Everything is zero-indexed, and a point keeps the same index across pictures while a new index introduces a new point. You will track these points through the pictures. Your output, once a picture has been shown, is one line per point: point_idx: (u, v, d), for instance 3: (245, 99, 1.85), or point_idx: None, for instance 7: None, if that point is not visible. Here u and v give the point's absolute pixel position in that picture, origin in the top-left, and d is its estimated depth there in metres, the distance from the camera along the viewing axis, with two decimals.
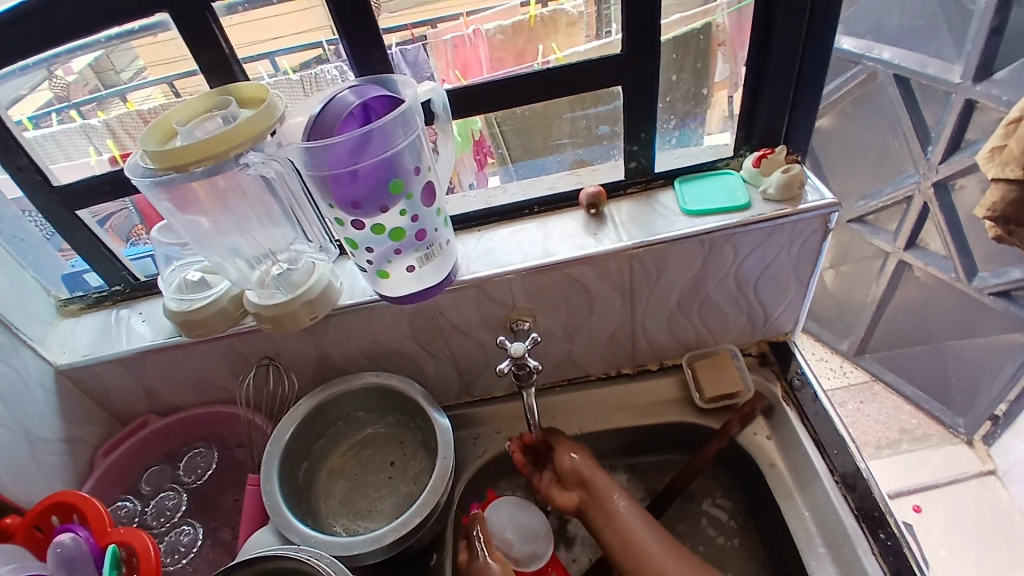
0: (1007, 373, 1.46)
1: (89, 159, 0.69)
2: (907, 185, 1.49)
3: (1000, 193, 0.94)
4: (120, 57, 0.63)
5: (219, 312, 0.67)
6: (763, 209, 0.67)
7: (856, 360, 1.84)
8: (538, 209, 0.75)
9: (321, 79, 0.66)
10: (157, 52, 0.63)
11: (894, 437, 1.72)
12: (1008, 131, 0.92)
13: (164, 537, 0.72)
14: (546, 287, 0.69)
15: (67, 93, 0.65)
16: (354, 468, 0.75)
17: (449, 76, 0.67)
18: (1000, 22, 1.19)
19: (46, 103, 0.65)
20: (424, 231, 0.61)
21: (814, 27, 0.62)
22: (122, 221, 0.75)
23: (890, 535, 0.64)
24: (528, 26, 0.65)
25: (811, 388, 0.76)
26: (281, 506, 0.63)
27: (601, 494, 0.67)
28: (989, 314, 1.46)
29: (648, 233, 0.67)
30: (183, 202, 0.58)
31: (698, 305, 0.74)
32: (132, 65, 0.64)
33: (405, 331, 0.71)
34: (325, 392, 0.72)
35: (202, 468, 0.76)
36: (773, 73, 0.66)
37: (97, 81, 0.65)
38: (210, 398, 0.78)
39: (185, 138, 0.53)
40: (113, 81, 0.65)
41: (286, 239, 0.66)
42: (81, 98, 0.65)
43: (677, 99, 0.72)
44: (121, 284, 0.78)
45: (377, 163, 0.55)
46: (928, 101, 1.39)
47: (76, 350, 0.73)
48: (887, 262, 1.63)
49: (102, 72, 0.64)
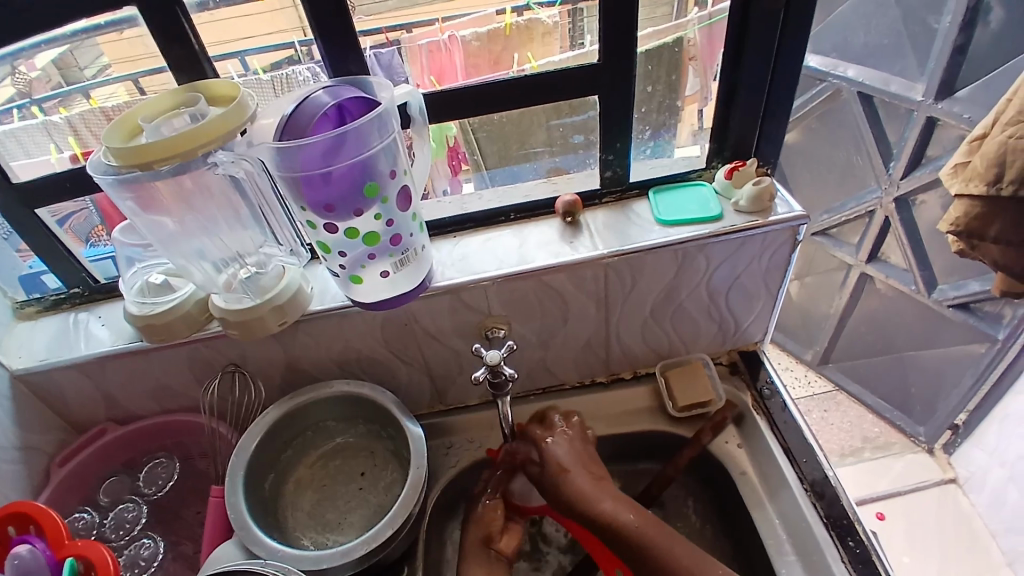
0: (966, 383, 1.50)
1: (50, 156, 0.66)
2: (869, 200, 1.54)
3: (964, 208, 0.98)
4: (84, 54, 0.61)
5: (182, 316, 0.64)
6: (735, 220, 0.68)
7: (820, 369, 1.91)
8: (514, 215, 0.75)
9: (293, 79, 0.65)
10: (120, 50, 0.61)
11: (858, 445, 1.77)
12: (971, 148, 0.97)
13: (123, 551, 0.69)
14: (522, 295, 0.69)
15: (29, 89, 0.62)
16: (323, 479, 0.73)
17: (424, 80, 0.67)
18: (964, 40, 1.24)
19: (8, 98, 0.62)
20: (399, 235, 0.60)
21: (784, 43, 0.64)
22: (83, 221, 0.72)
23: (858, 543, 0.65)
24: (504, 34, 0.65)
25: (780, 396, 0.77)
26: (247, 518, 0.61)
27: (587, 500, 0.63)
28: (948, 325, 1.51)
29: (624, 241, 0.68)
30: (148, 202, 0.56)
31: (671, 314, 0.75)
32: (96, 63, 0.61)
33: (378, 338, 0.70)
34: (293, 400, 0.70)
35: (163, 479, 0.73)
36: (746, 87, 0.67)
37: (60, 78, 0.62)
38: (173, 406, 0.75)
39: (152, 135, 0.51)
40: (77, 78, 0.62)
41: (256, 242, 0.64)
42: (43, 94, 0.63)
43: (652, 110, 0.73)
44: (80, 287, 0.75)
45: (351, 165, 0.54)
46: (890, 119, 1.44)
47: (33, 355, 0.69)
48: (850, 275, 1.68)
49: (65, 68, 0.62)
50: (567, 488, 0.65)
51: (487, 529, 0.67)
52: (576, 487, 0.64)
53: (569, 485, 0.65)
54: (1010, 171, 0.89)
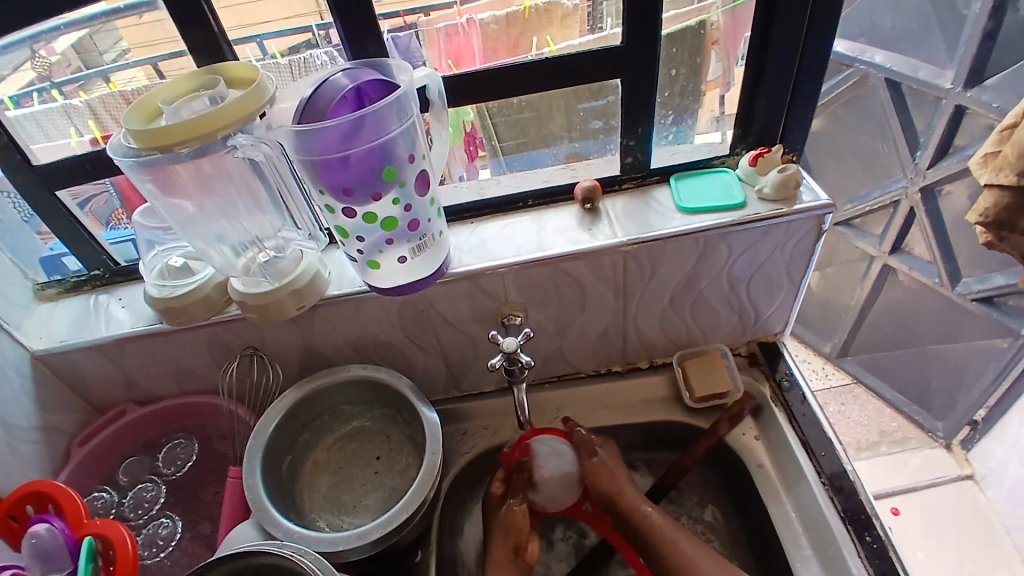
0: (988, 378, 1.47)
1: (70, 139, 0.67)
2: (894, 190, 1.50)
3: (994, 199, 0.95)
4: (104, 38, 0.62)
5: (202, 300, 0.65)
6: (758, 208, 0.66)
7: (838, 362, 1.88)
8: (532, 202, 0.74)
9: (310, 64, 0.64)
10: (141, 34, 0.61)
11: (874, 439, 1.75)
12: (1001, 137, 0.94)
13: (142, 530, 0.70)
14: (539, 282, 0.68)
15: (49, 72, 0.63)
16: (339, 462, 0.73)
17: (442, 64, 0.66)
18: (994, 27, 1.20)
19: (28, 83, 0.63)
20: (416, 221, 0.60)
21: (813, 27, 0.62)
22: (103, 205, 0.73)
23: (876, 538, 0.64)
24: (523, 17, 0.64)
25: (800, 388, 0.76)
26: (264, 500, 0.62)
27: (632, 508, 0.66)
28: (971, 319, 1.48)
29: (643, 229, 0.67)
30: (167, 184, 0.56)
31: (690, 303, 0.74)
32: (115, 47, 0.62)
33: (394, 323, 0.70)
34: (311, 384, 0.70)
35: (182, 460, 0.75)
36: (773, 72, 0.65)
37: (80, 63, 0.63)
38: (191, 388, 0.76)
39: (172, 118, 0.51)
40: (96, 62, 0.63)
41: (274, 226, 0.64)
42: (63, 78, 0.63)
43: (675, 94, 0.71)
44: (101, 269, 0.75)
45: (369, 149, 0.53)
46: (917, 106, 1.40)
47: (54, 336, 0.70)
48: (872, 267, 1.65)
49: (85, 52, 0.62)
50: (605, 486, 0.68)
51: (517, 536, 0.66)
52: (617, 486, 0.68)
53: (610, 483, 0.68)
54: None
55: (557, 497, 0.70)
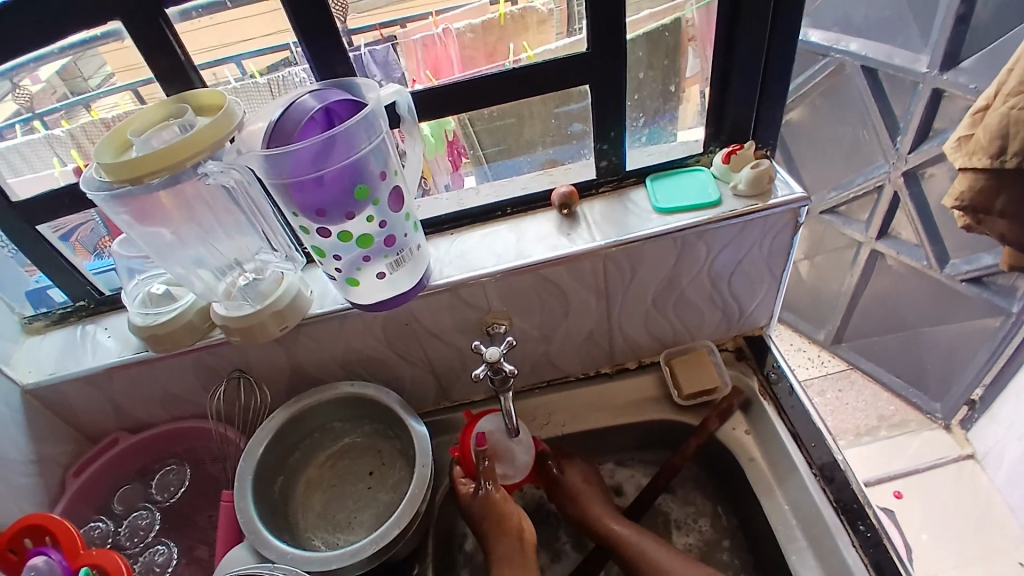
0: (981, 358, 1.48)
1: (54, 170, 0.67)
2: (877, 176, 1.51)
3: (969, 181, 0.96)
4: (87, 64, 0.61)
5: (186, 327, 0.65)
6: (733, 205, 0.67)
7: (833, 349, 1.89)
8: (511, 210, 0.74)
9: (288, 81, 0.65)
10: (121, 59, 0.61)
11: (873, 424, 1.75)
12: (974, 121, 0.94)
13: (138, 558, 0.70)
14: (521, 290, 0.68)
15: (31, 103, 0.63)
16: (331, 480, 0.73)
17: (420, 75, 0.66)
18: (967, 10, 1.20)
19: (12, 113, 0.63)
20: (393, 236, 0.60)
21: (779, 24, 0.62)
22: (89, 233, 0.72)
23: (869, 527, 0.64)
24: (499, 24, 0.65)
25: (787, 381, 0.77)
26: (256, 523, 0.62)
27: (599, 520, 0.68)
28: (962, 300, 1.48)
29: (622, 231, 0.67)
30: (143, 214, 0.57)
31: (673, 302, 0.74)
32: (100, 72, 0.62)
33: (379, 338, 0.70)
34: (299, 403, 0.70)
35: (175, 485, 0.75)
36: (742, 69, 0.66)
37: (65, 90, 0.63)
38: (181, 413, 0.76)
39: (142, 148, 0.51)
40: (81, 88, 0.63)
41: (252, 249, 0.65)
42: (46, 107, 0.63)
43: (646, 97, 0.72)
44: (86, 299, 0.76)
45: (341, 168, 0.54)
46: (894, 92, 1.41)
47: (43, 368, 0.71)
48: (860, 253, 1.66)
49: (69, 78, 0.62)
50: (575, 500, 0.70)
51: (507, 526, 0.65)
52: (583, 501, 0.69)
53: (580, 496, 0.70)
54: (1013, 143, 0.87)
55: (520, 463, 0.70)
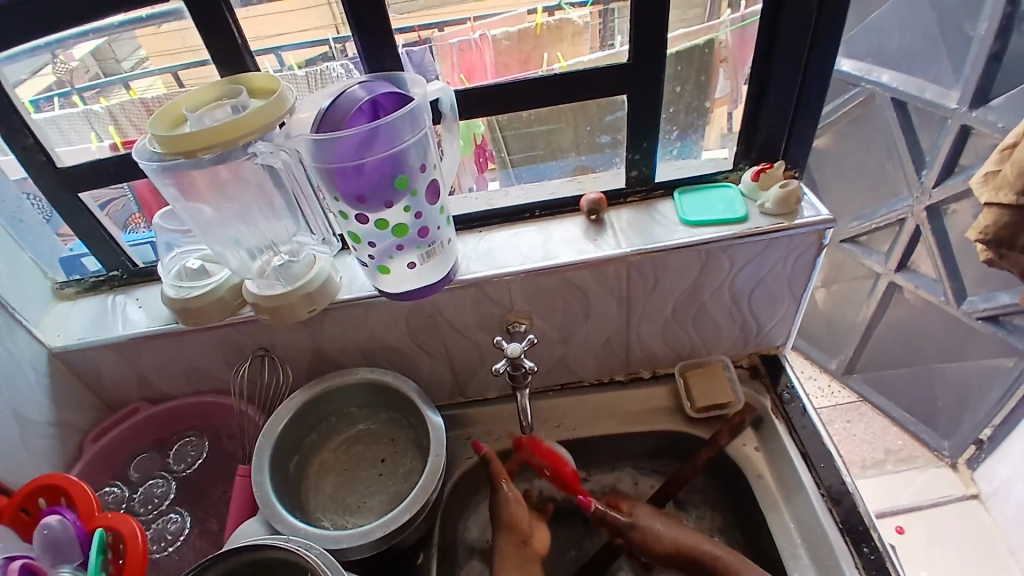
0: (994, 397, 1.47)
1: (91, 144, 0.70)
2: (900, 209, 1.51)
3: (994, 217, 0.96)
4: (121, 47, 0.64)
5: (217, 302, 0.67)
6: (760, 222, 0.68)
7: (844, 379, 1.88)
8: (539, 212, 0.76)
9: (327, 75, 0.67)
10: (158, 43, 0.64)
11: (880, 457, 1.73)
12: (1002, 156, 0.94)
13: (152, 524, 0.72)
14: (544, 291, 0.70)
15: (70, 78, 0.66)
16: (345, 464, 0.75)
17: (454, 79, 0.68)
18: (1000, 48, 1.21)
19: (47, 88, 0.66)
20: (426, 228, 0.62)
21: (815, 47, 0.64)
22: (121, 208, 0.75)
23: (873, 549, 0.64)
24: (535, 33, 0.67)
25: (800, 401, 0.77)
26: (271, 496, 0.63)
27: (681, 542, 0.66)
28: (978, 338, 1.47)
29: (647, 240, 0.68)
30: (187, 188, 0.59)
31: (693, 314, 0.75)
32: (134, 55, 0.65)
33: (402, 328, 0.72)
34: (319, 385, 0.72)
35: (192, 457, 0.76)
36: (776, 90, 0.67)
37: (98, 69, 0.66)
38: (202, 387, 0.78)
39: (195, 124, 0.54)
40: (114, 69, 0.66)
41: (288, 232, 0.66)
42: (83, 84, 0.66)
43: (681, 110, 0.73)
44: (119, 270, 0.78)
45: (384, 158, 0.55)
46: (924, 126, 1.42)
47: (71, 334, 0.73)
48: (878, 283, 1.65)
49: (103, 60, 0.65)
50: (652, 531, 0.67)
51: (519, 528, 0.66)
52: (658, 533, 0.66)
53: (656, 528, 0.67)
54: None
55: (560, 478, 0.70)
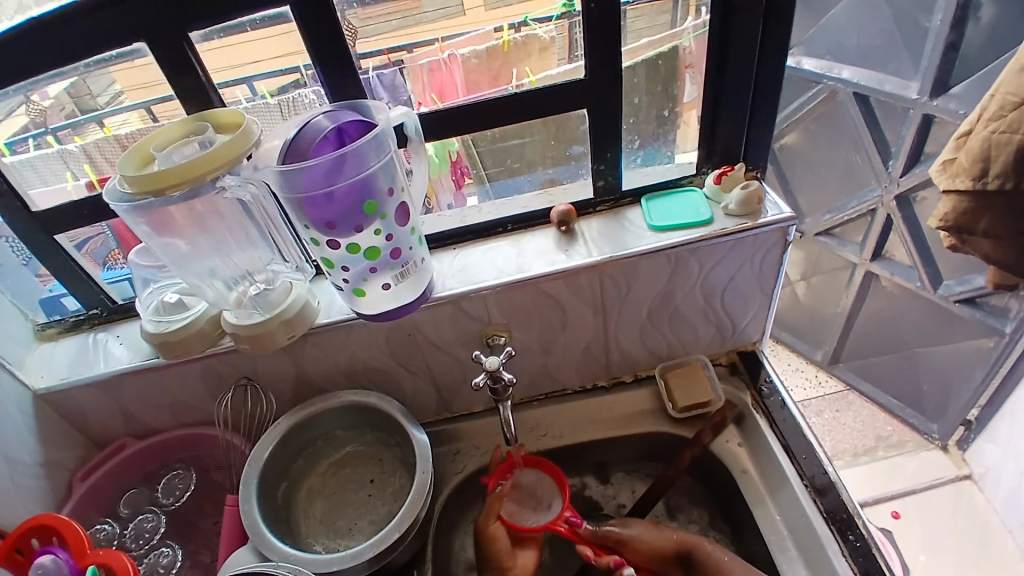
0: (977, 377, 1.50)
1: (67, 183, 0.70)
2: (870, 199, 1.55)
3: (953, 204, 0.99)
4: (96, 82, 0.64)
5: (196, 334, 0.67)
6: (725, 224, 0.70)
7: (831, 369, 1.90)
8: (512, 226, 0.77)
9: (298, 103, 0.68)
10: (133, 77, 0.64)
11: (871, 444, 1.75)
12: (958, 145, 0.98)
13: (143, 559, 0.72)
14: (520, 303, 0.71)
15: (44, 118, 0.66)
16: (334, 487, 0.75)
17: (426, 98, 0.70)
18: (957, 37, 1.25)
19: (22, 128, 0.66)
20: (399, 249, 0.63)
21: (766, 52, 0.66)
22: (100, 245, 0.75)
23: (859, 537, 0.66)
24: (502, 50, 0.68)
25: (779, 395, 0.79)
26: (260, 525, 0.63)
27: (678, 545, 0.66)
28: (957, 320, 1.50)
29: (617, 248, 0.70)
30: (160, 225, 0.60)
31: (668, 317, 0.77)
32: (109, 90, 0.65)
33: (383, 348, 0.73)
34: (304, 410, 0.72)
35: (180, 489, 0.76)
36: (732, 94, 0.69)
37: (73, 106, 0.66)
38: (188, 420, 0.78)
39: (164, 162, 0.55)
40: (90, 105, 0.66)
41: (263, 261, 0.68)
42: (57, 123, 0.67)
43: (641, 121, 0.75)
44: (99, 307, 0.78)
45: (352, 184, 0.57)
46: (887, 118, 1.45)
47: (55, 374, 0.73)
48: (855, 273, 1.68)
49: (78, 95, 0.65)
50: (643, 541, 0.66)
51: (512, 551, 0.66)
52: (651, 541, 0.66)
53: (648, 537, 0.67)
54: (995, 165, 0.91)
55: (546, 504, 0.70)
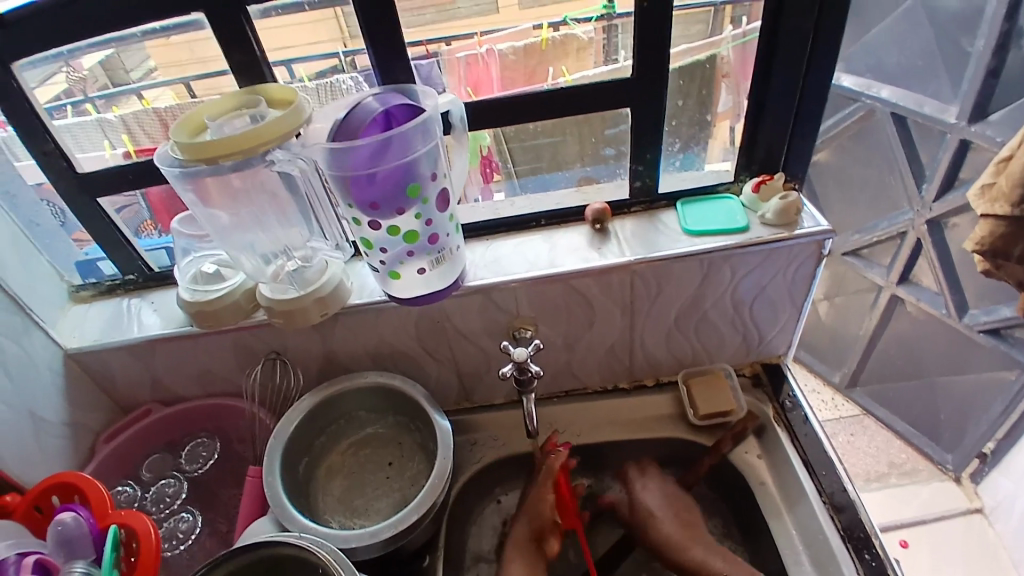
0: (997, 410, 1.48)
1: (104, 152, 0.72)
2: (901, 222, 1.53)
3: (990, 228, 0.97)
4: (130, 57, 0.67)
5: (231, 305, 0.68)
6: (761, 232, 0.69)
7: (848, 393, 1.88)
8: (545, 221, 0.77)
9: (337, 88, 0.69)
10: (166, 55, 0.66)
11: (884, 470, 1.73)
12: (997, 169, 0.96)
13: (164, 523, 0.73)
14: (550, 298, 0.71)
15: (82, 86, 0.68)
16: (352, 467, 0.76)
17: (460, 91, 0.70)
18: (998, 64, 1.23)
19: (59, 95, 0.68)
20: (436, 235, 0.64)
21: (814, 59, 0.66)
22: (134, 215, 0.77)
23: (875, 556, 0.65)
24: (540, 48, 0.69)
25: (802, 409, 0.78)
26: (281, 497, 0.64)
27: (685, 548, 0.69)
28: (980, 351, 1.48)
29: (651, 249, 0.70)
30: (206, 194, 0.61)
31: (695, 323, 0.77)
32: (142, 66, 0.67)
33: (411, 333, 0.73)
34: (328, 389, 0.73)
35: (205, 456, 0.78)
36: (774, 102, 0.69)
37: (107, 80, 0.68)
38: (213, 391, 0.80)
39: (215, 132, 0.56)
40: (123, 79, 0.68)
41: (303, 237, 0.69)
42: (95, 93, 0.69)
43: (683, 124, 0.75)
44: (135, 274, 0.80)
45: (395, 167, 0.57)
46: (925, 142, 1.44)
47: (87, 335, 0.75)
48: (880, 297, 1.66)
49: (112, 70, 0.68)
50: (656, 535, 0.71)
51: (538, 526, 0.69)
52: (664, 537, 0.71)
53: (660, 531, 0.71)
54: None
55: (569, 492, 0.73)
